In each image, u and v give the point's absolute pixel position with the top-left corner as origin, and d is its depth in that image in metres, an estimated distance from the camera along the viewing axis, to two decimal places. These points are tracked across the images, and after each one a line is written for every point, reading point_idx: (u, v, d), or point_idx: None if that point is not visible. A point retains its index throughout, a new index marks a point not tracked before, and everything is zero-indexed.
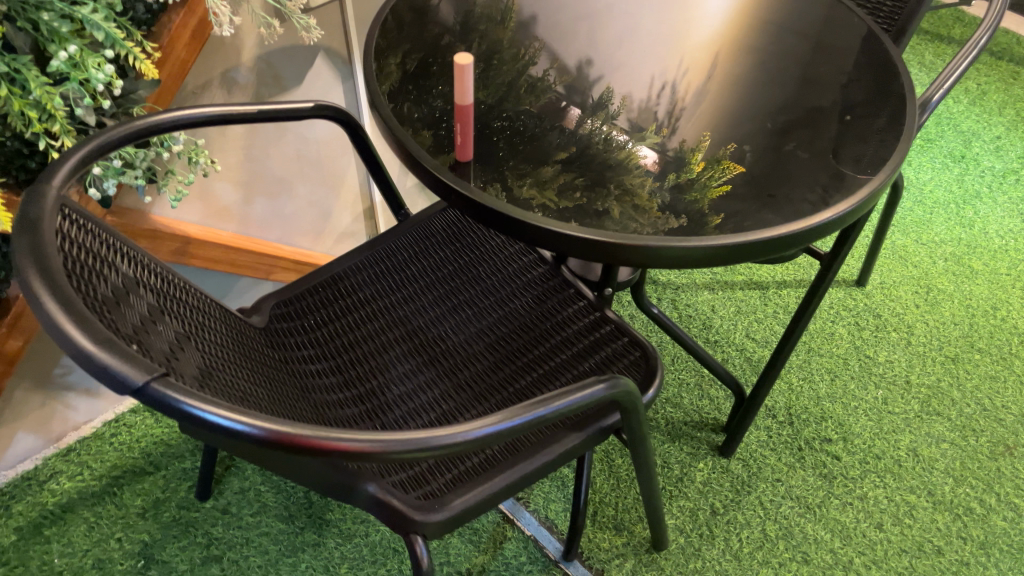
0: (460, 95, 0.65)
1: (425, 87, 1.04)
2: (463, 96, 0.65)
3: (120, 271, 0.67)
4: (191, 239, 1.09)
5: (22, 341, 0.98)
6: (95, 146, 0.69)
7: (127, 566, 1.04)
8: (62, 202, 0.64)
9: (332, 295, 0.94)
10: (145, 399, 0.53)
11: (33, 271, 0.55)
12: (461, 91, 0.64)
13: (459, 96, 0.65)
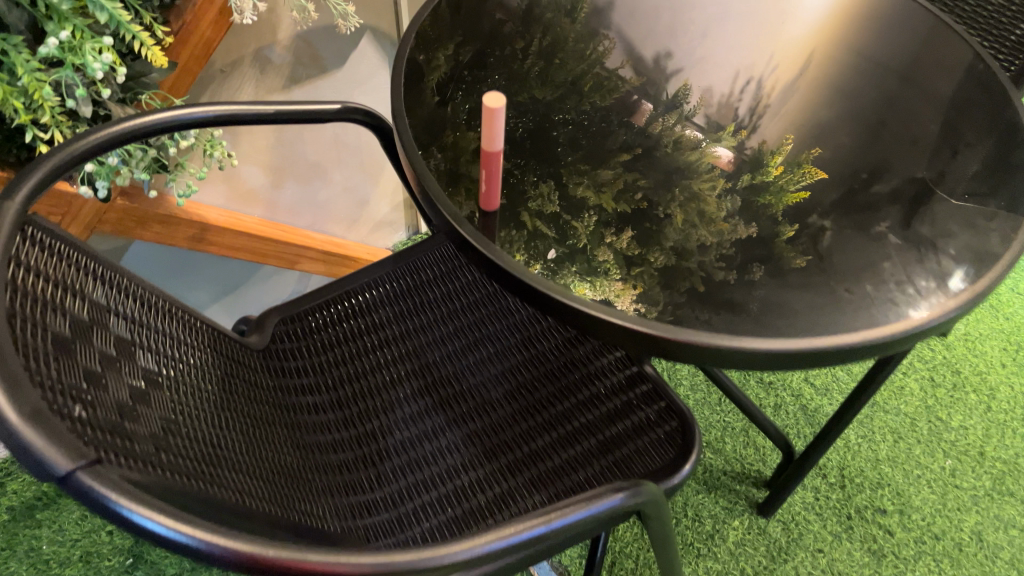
0: (488, 142, 0.54)
1: (476, 86, 0.93)
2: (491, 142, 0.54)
3: (90, 299, 0.60)
4: (211, 226, 1.01)
5: None
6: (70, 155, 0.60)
7: (115, 565, 1.00)
8: (25, 221, 0.56)
9: (344, 316, 0.86)
10: (69, 490, 0.44)
11: None
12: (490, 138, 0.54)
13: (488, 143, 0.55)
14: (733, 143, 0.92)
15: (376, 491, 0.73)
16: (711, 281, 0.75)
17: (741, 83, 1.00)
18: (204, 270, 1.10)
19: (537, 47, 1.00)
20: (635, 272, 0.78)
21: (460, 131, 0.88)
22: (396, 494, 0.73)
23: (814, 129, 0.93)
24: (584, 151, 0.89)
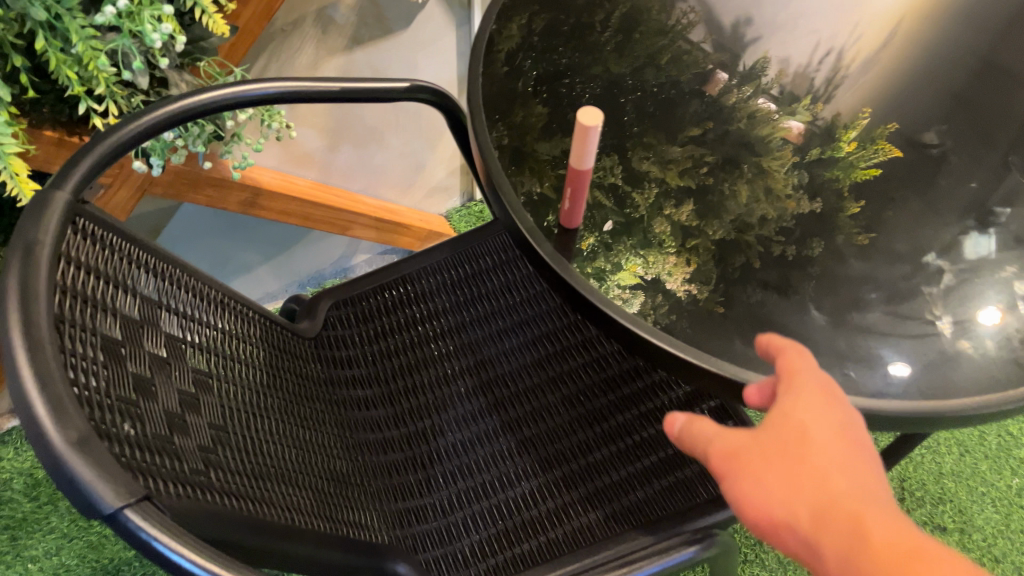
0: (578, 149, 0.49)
1: (550, 57, 0.87)
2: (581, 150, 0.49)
3: (138, 294, 0.56)
4: (263, 190, 0.97)
5: None
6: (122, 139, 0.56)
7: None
8: (75, 212, 0.53)
9: (398, 304, 0.82)
10: (115, 527, 0.42)
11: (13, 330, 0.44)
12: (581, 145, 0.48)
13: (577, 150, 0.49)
14: (807, 120, 0.84)
15: (425, 497, 0.70)
16: (794, 299, 0.69)
17: (820, 54, 0.90)
18: (258, 232, 1.08)
19: (618, 17, 0.92)
20: (691, 245, 0.74)
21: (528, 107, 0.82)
22: (446, 502, 0.70)
23: (919, 117, 0.83)
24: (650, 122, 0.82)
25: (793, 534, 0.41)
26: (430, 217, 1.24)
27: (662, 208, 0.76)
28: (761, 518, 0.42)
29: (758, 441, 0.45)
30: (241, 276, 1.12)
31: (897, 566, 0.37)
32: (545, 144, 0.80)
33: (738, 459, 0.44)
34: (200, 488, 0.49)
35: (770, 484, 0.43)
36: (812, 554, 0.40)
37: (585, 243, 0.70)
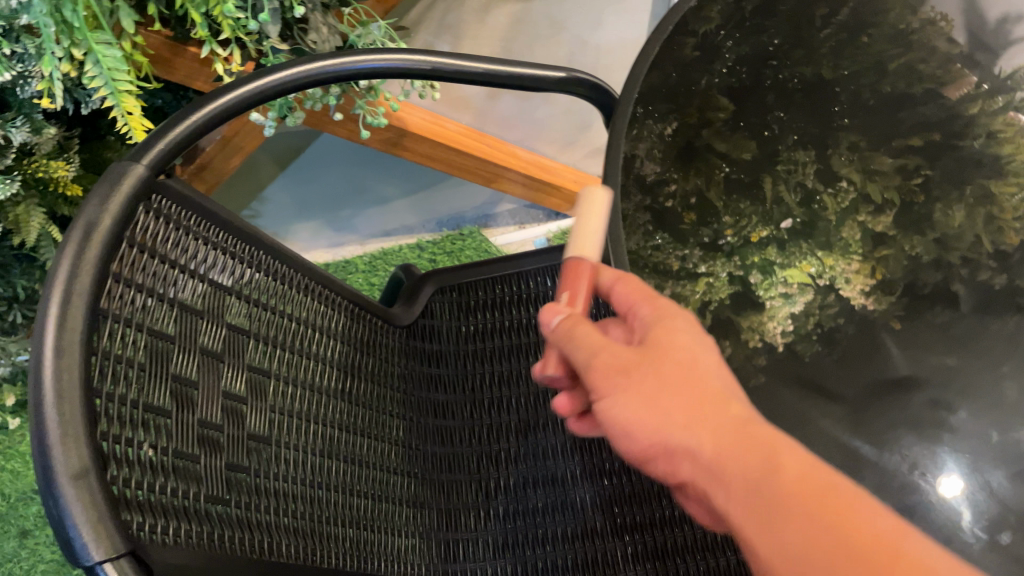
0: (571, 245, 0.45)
1: (756, 36, 0.67)
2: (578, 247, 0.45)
3: (208, 280, 0.53)
4: (407, 133, 0.91)
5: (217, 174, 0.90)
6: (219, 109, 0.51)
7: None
8: (151, 189, 0.49)
9: (505, 306, 0.76)
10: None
11: (47, 326, 0.42)
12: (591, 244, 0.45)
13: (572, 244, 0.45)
14: None
15: (478, 530, 0.65)
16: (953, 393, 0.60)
17: None
18: (398, 170, 1.05)
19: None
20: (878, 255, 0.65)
21: (706, 103, 0.66)
22: (496, 540, 0.64)
23: None
24: (864, 116, 0.67)
25: (649, 440, 0.37)
26: (585, 179, 1.15)
27: (857, 210, 0.66)
28: (623, 422, 0.37)
29: (613, 346, 0.39)
30: (379, 205, 1.11)
31: (814, 498, 0.33)
32: (720, 143, 0.66)
33: (601, 368, 0.38)
34: (206, 521, 0.46)
35: (629, 388, 0.37)
36: (702, 478, 0.36)
37: (760, 235, 0.66)
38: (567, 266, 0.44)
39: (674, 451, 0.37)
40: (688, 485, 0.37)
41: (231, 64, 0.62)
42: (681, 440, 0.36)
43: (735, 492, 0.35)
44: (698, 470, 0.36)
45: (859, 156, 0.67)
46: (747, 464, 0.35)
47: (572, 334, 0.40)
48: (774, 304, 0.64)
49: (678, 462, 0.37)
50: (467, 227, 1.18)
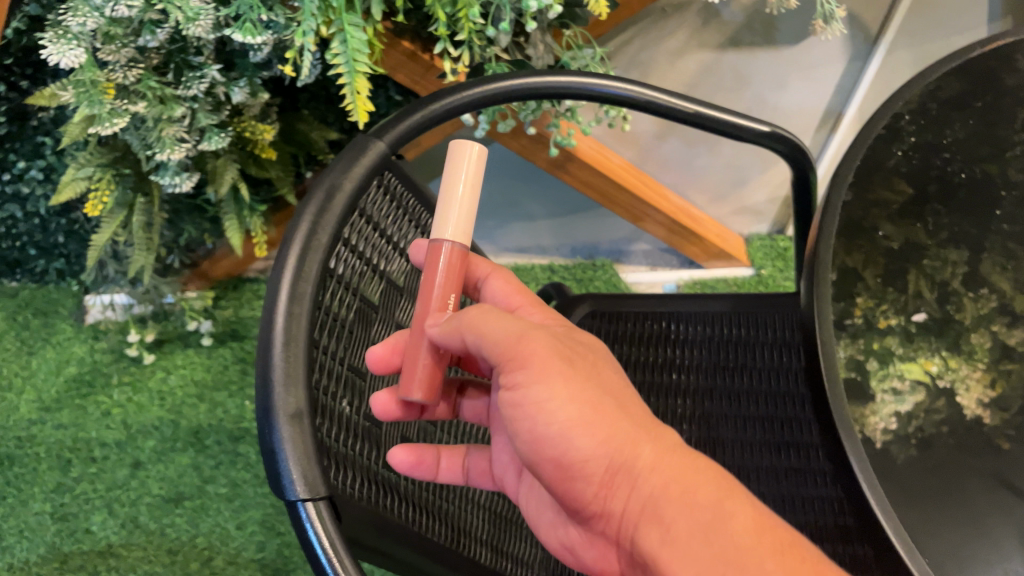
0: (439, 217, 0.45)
1: (939, 127, 0.60)
2: (442, 226, 0.45)
3: (407, 258, 0.55)
4: (574, 156, 0.93)
5: None
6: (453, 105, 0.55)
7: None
8: (385, 165, 0.52)
9: (655, 337, 0.75)
10: (292, 518, 0.41)
11: (286, 272, 0.45)
12: (465, 225, 0.45)
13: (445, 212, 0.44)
14: None
15: None
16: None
17: None
18: (549, 190, 1.07)
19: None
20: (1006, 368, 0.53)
21: (891, 182, 0.57)
22: None
23: None
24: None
25: (587, 447, 0.40)
26: (727, 233, 1.16)
27: (992, 319, 0.54)
28: (560, 422, 0.40)
29: (546, 341, 0.42)
30: (522, 222, 1.14)
31: (768, 528, 0.37)
32: (890, 226, 0.56)
33: (539, 359, 0.41)
34: (384, 490, 0.48)
35: (574, 389, 0.40)
36: (634, 480, 0.39)
37: (887, 322, 0.52)
38: (433, 252, 0.45)
39: (612, 466, 0.40)
40: (602, 489, 0.40)
41: (456, 65, 0.65)
42: (621, 456, 0.39)
43: (664, 519, 0.38)
44: (629, 487, 0.40)
45: (1014, 263, 0.56)
46: (678, 490, 0.39)
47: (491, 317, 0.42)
48: (884, 398, 0.49)
49: (612, 474, 0.40)
50: (600, 258, 1.19)
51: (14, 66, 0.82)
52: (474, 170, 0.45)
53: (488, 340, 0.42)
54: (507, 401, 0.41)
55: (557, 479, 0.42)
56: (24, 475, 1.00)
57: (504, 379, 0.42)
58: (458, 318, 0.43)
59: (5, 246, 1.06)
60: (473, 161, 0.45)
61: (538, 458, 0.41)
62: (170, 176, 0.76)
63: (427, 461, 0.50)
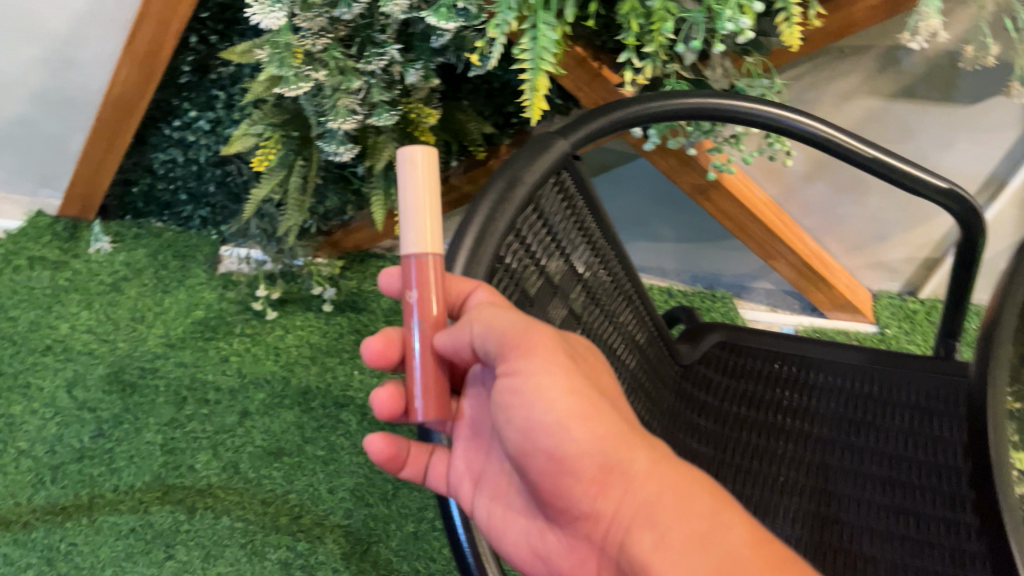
0: (409, 234, 0.47)
1: None
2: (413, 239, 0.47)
3: (570, 260, 0.55)
4: (719, 184, 0.92)
5: None
6: (630, 116, 0.56)
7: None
8: (564, 164, 0.52)
9: (785, 379, 0.74)
10: None
11: (460, 253, 0.46)
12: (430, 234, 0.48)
13: (413, 230, 0.46)
14: None
15: None
16: None
17: None
18: (681, 214, 1.07)
19: None
20: None
21: None
22: None
23: None
24: None
25: (581, 440, 0.41)
26: (857, 287, 1.12)
27: None
28: (557, 409, 0.41)
29: (550, 337, 0.43)
30: (649, 242, 1.13)
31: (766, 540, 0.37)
32: None
33: (543, 349, 0.43)
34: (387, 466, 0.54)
35: (575, 382, 0.42)
36: (631, 482, 0.41)
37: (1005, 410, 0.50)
38: (414, 266, 0.47)
39: (605, 464, 0.41)
40: (588, 486, 0.42)
41: (635, 78, 0.65)
42: (617, 455, 0.41)
43: (657, 523, 0.39)
44: (622, 489, 0.41)
45: None
46: (671, 496, 0.40)
47: (494, 310, 0.44)
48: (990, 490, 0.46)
49: (602, 471, 0.41)
50: (720, 290, 1.18)
51: (208, 20, 0.86)
52: (431, 180, 0.47)
53: (490, 329, 0.44)
54: (506, 391, 0.43)
55: (548, 472, 0.43)
56: (143, 405, 1.07)
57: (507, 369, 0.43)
58: (464, 316, 0.45)
59: (161, 189, 1.12)
60: (428, 171, 0.47)
61: (530, 447, 0.43)
62: (332, 145, 0.79)
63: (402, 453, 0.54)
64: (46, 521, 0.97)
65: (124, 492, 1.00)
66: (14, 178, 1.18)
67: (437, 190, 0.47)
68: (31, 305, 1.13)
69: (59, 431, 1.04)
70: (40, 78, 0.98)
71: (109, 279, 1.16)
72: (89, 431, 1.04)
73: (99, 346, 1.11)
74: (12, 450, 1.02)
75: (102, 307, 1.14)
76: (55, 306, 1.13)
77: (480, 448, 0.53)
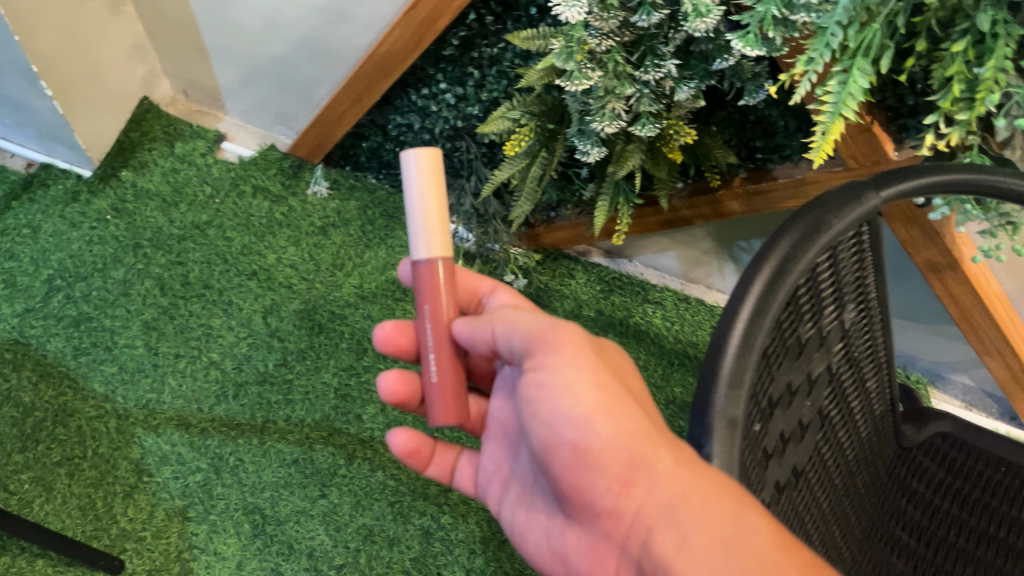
0: (421, 243, 0.55)
1: None
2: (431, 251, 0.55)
3: (842, 314, 0.53)
4: (957, 269, 0.87)
5: (744, 211, 0.93)
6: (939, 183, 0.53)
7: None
8: (868, 218, 0.51)
9: (1001, 486, 0.69)
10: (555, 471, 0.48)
11: (757, 282, 0.46)
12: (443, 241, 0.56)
13: (424, 242, 0.54)
14: None
15: None
16: None
17: None
18: (898, 286, 1.02)
19: None
20: None
21: None
22: None
23: None
24: None
25: (607, 434, 0.45)
26: None
27: None
28: (584, 402, 0.46)
29: (573, 330, 0.50)
30: None
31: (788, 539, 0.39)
32: None
33: (567, 347, 0.48)
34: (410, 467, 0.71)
35: (599, 376, 0.47)
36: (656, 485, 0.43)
37: None
38: (425, 269, 0.55)
39: (630, 456, 0.44)
40: (610, 482, 0.45)
41: (934, 142, 0.62)
42: (643, 451, 0.44)
43: (681, 521, 0.41)
44: (647, 486, 0.44)
45: None
46: (694, 499, 0.41)
47: (520, 312, 0.52)
48: None
49: (623, 464, 0.45)
50: (913, 373, 1.13)
51: (489, 1, 0.89)
52: (438, 188, 0.54)
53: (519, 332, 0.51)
54: (535, 385, 0.48)
55: (574, 466, 0.47)
56: (327, 346, 1.12)
57: (533, 366, 0.49)
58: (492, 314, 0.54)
59: (387, 149, 1.18)
60: (432, 176, 0.54)
61: (556, 441, 0.47)
62: (584, 144, 0.79)
63: (421, 451, 0.70)
64: (221, 433, 1.05)
65: (295, 424, 1.07)
66: (260, 111, 1.27)
67: (442, 196, 0.54)
68: (247, 231, 1.21)
69: (249, 351, 1.11)
70: (310, 26, 1.04)
71: (319, 223, 1.23)
72: (275, 358, 1.11)
73: (298, 283, 1.17)
74: (205, 358, 1.10)
75: (308, 246, 1.21)
76: (267, 237, 1.20)
77: (509, 448, 0.62)
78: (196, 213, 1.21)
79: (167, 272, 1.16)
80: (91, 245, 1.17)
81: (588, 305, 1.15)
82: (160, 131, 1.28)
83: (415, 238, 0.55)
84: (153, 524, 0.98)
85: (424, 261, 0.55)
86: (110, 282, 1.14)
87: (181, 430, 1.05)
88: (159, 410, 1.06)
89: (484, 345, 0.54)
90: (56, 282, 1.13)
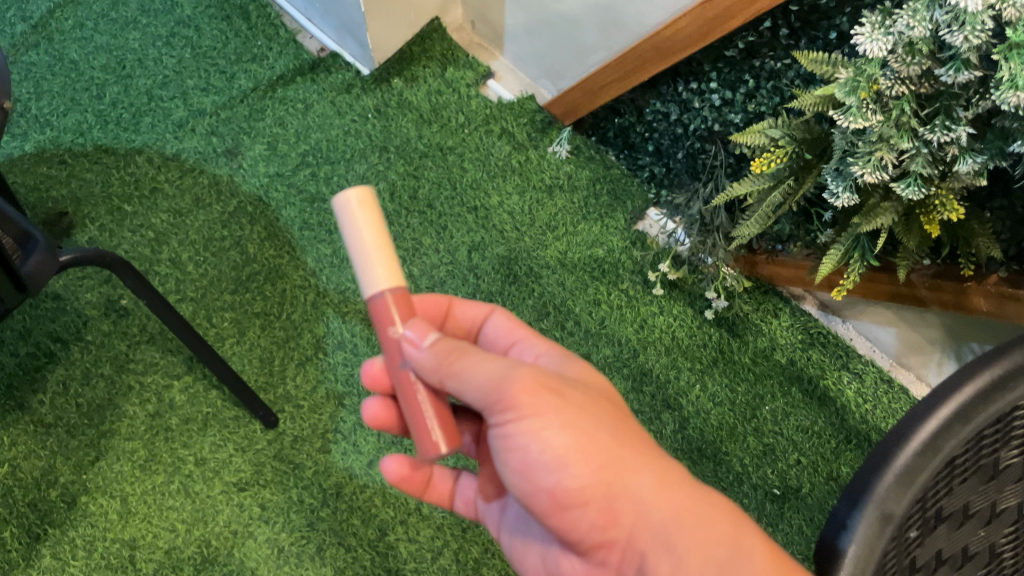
0: (368, 280, 0.49)
1: None
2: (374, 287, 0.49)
3: None
4: None
5: (987, 311, 0.84)
6: None
7: (763, 487, 1.02)
8: None
9: None
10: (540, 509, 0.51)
11: (963, 391, 0.41)
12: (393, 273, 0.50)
13: (373, 274, 0.49)
14: None
15: None
16: None
17: None
18: None
19: None
20: None
21: None
22: None
23: None
24: None
25: (581, 475, 0.48)
26: None
27: None
28: (556, 446, 0.48)
29: (527, 371, 0.49)
30: None
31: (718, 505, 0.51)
32: None
33: (525, 391, 0.48)
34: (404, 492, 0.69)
35: (565, 417, 0.49)
36: (643, 514, 0.49)
37: None
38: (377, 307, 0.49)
39: (611, 492, 0.49)
40: (594, 519, 0.50)
41: None
42: (624, 485, 0.49)
43: (673, 551, 0.48)
44: (632, 517, 0.49)
45: None
46: (687, 519, 0.49)
47: (468, 356, 0.49)
48: None
49: (602, 500, 0.49)
50: None
51: (790, 14, 0.85)
52: (374, 220, 0.49)
53: (472, 376, 0.48)
54: (504, 432, 0.49)
55: (554, 508, 0.50)
56: (515, 298, 1.14)
57: (495, 414, 0.48)
58: (437, 357, 0.49)
59: (638, 131, 1.17)
60: (361, 202, 0.49)
61: (534, 487, 0.50)
62: (837, 184, 0.74)
63: (414, 476, 0.68)
64: None
65: None
66: (534, 61, 1.31)
67: (382, 228, 0.49)
68: (482, 167, 1.24)
69: (445, 277, 1.16)
70: None
71: (549, 181, 1.23)
72: (466, 291, 1.15)
73: (511, 231, 1.19)
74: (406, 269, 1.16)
75: (531, 199, 1.22)
76: (497, 179, 1.23)
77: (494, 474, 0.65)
78: (443, 135, 1.27)
79: (401, 181, 1.23)
80: (347, 136, 1.26)
81: (781, 351, 1.10)
82: (440, 51, 1.34)
83: (361, 274, 0.49)
84: (312, 398, 1.07)
85: (378, 298, 0.49)
86: (351, 173, 1.23)
87: (364, 324, 1.12)
88: (353, 300, 1.14)
89: (432, 387, 0.50)
90: (308, 158, 1.24)
